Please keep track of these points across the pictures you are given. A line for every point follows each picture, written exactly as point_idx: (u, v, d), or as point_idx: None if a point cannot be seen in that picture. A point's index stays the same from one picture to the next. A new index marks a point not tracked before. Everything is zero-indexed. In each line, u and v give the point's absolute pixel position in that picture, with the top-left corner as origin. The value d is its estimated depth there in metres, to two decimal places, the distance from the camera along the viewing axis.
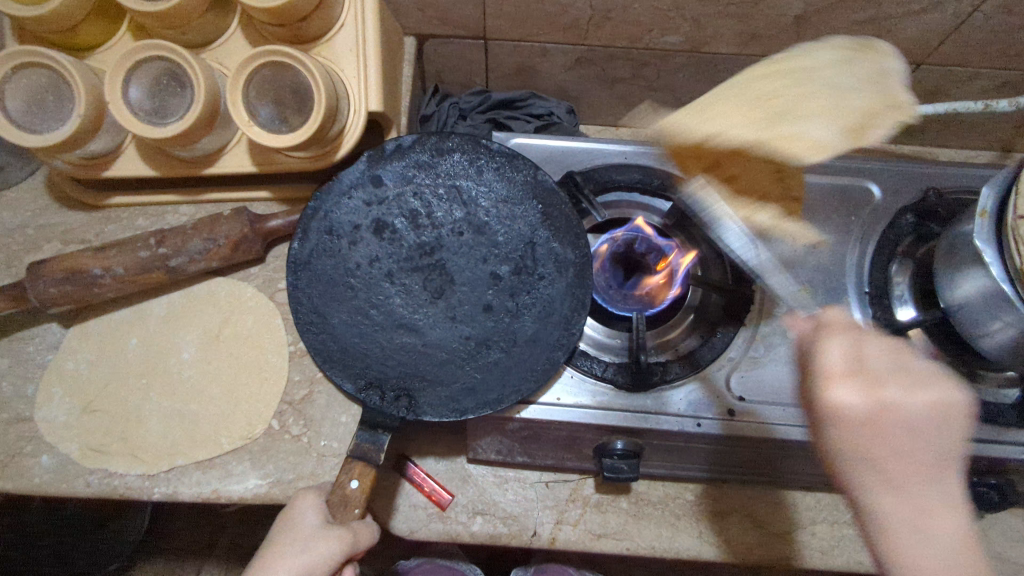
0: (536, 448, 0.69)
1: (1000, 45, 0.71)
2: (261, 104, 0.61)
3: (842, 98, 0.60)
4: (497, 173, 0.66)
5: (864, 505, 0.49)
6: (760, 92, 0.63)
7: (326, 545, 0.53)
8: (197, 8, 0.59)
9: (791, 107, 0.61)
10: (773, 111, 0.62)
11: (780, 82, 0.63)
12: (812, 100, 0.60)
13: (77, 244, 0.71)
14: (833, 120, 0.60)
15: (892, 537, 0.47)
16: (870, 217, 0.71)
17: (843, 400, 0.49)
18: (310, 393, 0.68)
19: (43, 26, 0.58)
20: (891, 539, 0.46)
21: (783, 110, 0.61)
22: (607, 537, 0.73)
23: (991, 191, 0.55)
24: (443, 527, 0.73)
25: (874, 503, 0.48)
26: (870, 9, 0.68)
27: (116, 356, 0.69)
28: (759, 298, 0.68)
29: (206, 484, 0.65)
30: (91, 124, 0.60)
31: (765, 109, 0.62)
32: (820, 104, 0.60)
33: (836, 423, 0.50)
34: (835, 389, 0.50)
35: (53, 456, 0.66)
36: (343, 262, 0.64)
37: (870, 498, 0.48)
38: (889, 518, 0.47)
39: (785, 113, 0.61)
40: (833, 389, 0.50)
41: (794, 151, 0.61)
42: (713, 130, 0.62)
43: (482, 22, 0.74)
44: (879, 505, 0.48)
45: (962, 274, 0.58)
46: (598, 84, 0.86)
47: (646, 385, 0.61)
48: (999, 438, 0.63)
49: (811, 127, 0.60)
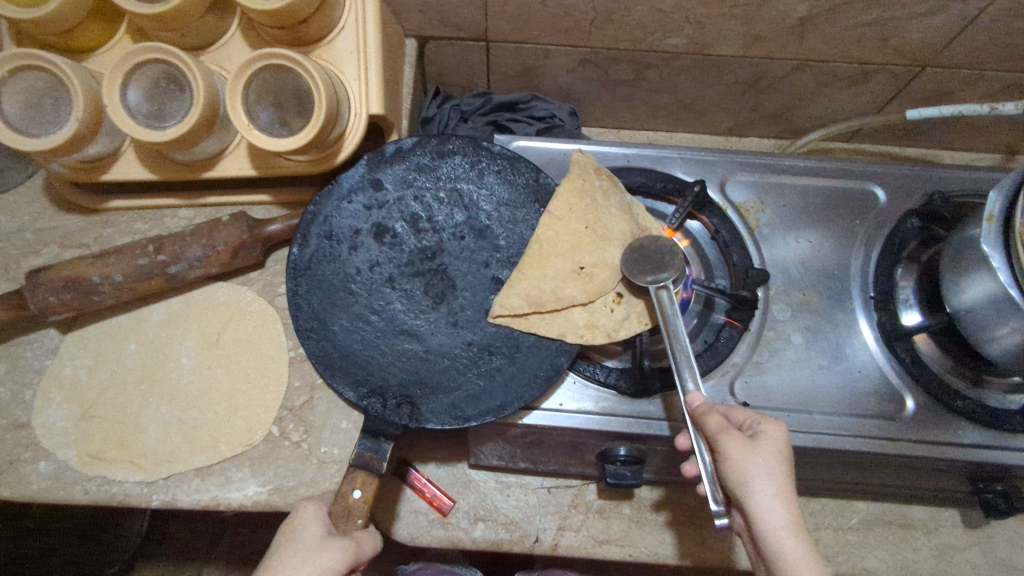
0: (538, 454, 0.69)
1: (1006, 46, 0.70)
2: (260, 108, 0.60)
3: (599, 218, 0.64)
4: (499, 176, 0.65)
5: (762, 516, 0.48)
6: (577, 230, 0.63)
7: (330, 556, 0.53)
8: (196, 10, 0.58)
9: (609, 232, 0.64)
10: (552, 243, 0.63)
11: (583, 207, 0.64)
12: (591, 224, 0.64)
13: (76, 248, 0.71)
14: (619, 216, 0.65)
15: (788, 556, 0.47)
16: (875, 221, 0.70)
17: (779, 434, 0.52)
18: (310, 399, 0.67)
19: (40, 29, 0.58)
20: (788, 548, 0.47)
21: (553, 247, 0.63)
22: (609, 543, 0.72)
23: (998, 195, 0.54)
24: (444, 533, 0.72)
25: (771, 518, 0.48)
26: (874, 12, 0.67)
27: (115, 362, 0.68)
28: (762, 302, 0.68)
29: (205, 492, 0.64)
30: (89, 128, 0.59)
31: (563, 234, 0.63)
32: (594, 232, 0.64)
33: (776, 446, 0.51)
34: (769, 426, 0.53)
35: (50, 463, 0.65)
36: (343, 267, 0.64)
37: (773, 510, 0.48)
38: (789, 530, 0.48)
39: (582, 243, 0.63)
40: (774, 425, 0.53)
41: (599, 285, 0.62)
42: (547, 294, 0.61)
43: (484, 24, 0.74)
44: (769, 515, 0.48)
45: (969, 279, 0.58)
46: (601, 86, 0.86)
47: (649, 391, 0.61)
48: (1004, 443, 0.62)
49: (596, 258, 0.63)
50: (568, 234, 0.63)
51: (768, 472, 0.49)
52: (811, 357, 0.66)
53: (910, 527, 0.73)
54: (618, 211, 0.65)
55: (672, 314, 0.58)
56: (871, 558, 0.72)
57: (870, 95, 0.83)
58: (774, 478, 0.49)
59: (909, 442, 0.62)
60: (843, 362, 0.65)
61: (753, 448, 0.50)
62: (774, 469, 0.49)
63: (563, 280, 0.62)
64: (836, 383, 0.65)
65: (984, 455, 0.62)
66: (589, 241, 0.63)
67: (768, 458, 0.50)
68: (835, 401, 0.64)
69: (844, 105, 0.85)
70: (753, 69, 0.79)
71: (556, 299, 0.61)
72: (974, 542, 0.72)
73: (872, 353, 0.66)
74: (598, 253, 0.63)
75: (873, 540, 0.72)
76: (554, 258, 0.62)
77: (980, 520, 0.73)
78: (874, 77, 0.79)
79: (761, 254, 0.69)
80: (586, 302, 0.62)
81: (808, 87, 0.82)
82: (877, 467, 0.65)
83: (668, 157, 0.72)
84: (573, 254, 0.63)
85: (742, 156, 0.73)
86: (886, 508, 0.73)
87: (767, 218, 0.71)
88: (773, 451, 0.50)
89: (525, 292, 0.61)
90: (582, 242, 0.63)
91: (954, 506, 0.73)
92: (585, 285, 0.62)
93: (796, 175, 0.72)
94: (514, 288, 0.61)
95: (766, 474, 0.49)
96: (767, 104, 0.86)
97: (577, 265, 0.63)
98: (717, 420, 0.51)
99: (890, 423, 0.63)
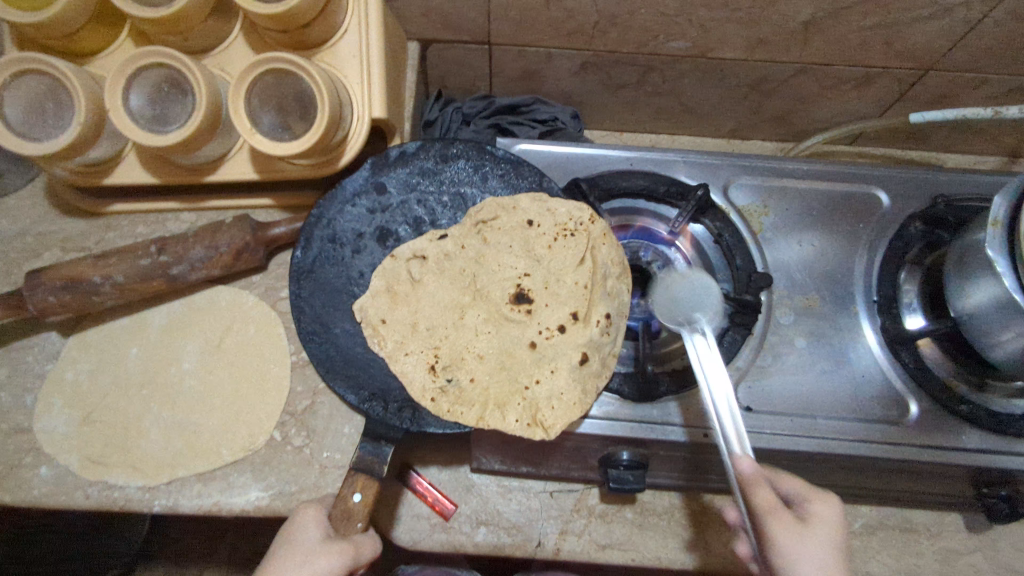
0: (541, 458, 0.69)
1: (1010, 50, 0.70)
2: (263, 112, 0.60)
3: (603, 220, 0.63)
4: (502, 180, 0.66)
5: None
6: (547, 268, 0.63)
7: (327, 559, 0.53)
8: (199, 13, 0.58)
9: (560, 267, 0.63)
10: (497, 322, 0.62)
11: (538, 256, 0.63)
12: (496, 248, 0.64)
13: (77, 252, 0.71)
14: None
15: None
16: (878, 225, 0.70)
17: (824, 512, 0.53)
18: (313, 404, 0.67)
19: (42, 32, 0.58)
20: None
21: (500, 330, 0.62)
22: (612, 547, 0.72)
23: (1003, 200, 0.54)
24: (446, 537, 0.72)
25: None
26: (878, 15, 0.67)
27: (117, 367, 0.68)
28: (765, 306, 0.68)
29: (207, 497, 0.64)
30: (91, 132, 0.59)
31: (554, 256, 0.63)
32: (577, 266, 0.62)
33: (822, 527, 0.52)
34: (815, 504, 0.54)
35: (52, 468, 0.65)
36: (395, 366, 0.61)
37: None
38: None
39: (561, 294, 0.62)
40: (827, 501, 0.54)
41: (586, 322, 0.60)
42: (538, 366, 0.60)
43: (486, 27, 0.74)
44: None
45: (972, 284, 0.58)
46: (603, 89, 0.85)
47: (652, 395, 0.60)
48: (1007, 448, 0.62)
49: (562, 314, 0.61)
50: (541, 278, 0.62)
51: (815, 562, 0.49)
52: (814, 362, 0.66)
53: (914, 532, 0.73)
54: (576, 257, 0.62)
55: (553, 351, 0.60)
56: (874, 562, 0.72)
57: (873, 98, 0.82)
58: (827, 561, 0.49)
59: (912, 447, 0.62)
60: (847, 365, 0.65)
61: (796, 532, 0.50)
62: (820, 550, 0.50)
63: (546, 351, 0.60)
64: (840, 388, 0.64)
65: (987, 461, 0.62)
66: (571, 285, 0.62)
67: (820, 541, 0.51)
68: (838, 405, 0.64)
69: (846, 108, 0.85)
70: (756, 72, 0.79)
71: (545, 370, 0.60)
72: (977, 547, 0.72)
73: (876, 357, 0.66)
74: (560, 307, 0.61)
75: (876, 544, 0.72)
76: (507, 323, 0.62)
77: (983, 524, 0.73)
78: (877, 81, 0.78)
79: (764, 257, 0.69)
80: (573, 348, 0.60)
81: (811, 90, 0.82)
82: (880, 471, 0.65)
83: (672, 161, 0.72)
84: (534, 328, 0.61)
85: (745, 160, 0.72)
86: (889, 511, 0.73)
87: (771, 222, 0.70)
88: (822, 534, 0.51)
89: (546, 398, 0.59)
90: (517, 286, 0.62)
91: (957, 511, 0.73)
92: (574, 343, 0.60)
93: (799, 178, 0.72)
94: (442, 382, 0.61)
95: (813, 557, 0.49)
96: (771, 106, 0.86)
97: (559, 325, 0.61)
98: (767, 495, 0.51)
99: (894, 428, 0.62)
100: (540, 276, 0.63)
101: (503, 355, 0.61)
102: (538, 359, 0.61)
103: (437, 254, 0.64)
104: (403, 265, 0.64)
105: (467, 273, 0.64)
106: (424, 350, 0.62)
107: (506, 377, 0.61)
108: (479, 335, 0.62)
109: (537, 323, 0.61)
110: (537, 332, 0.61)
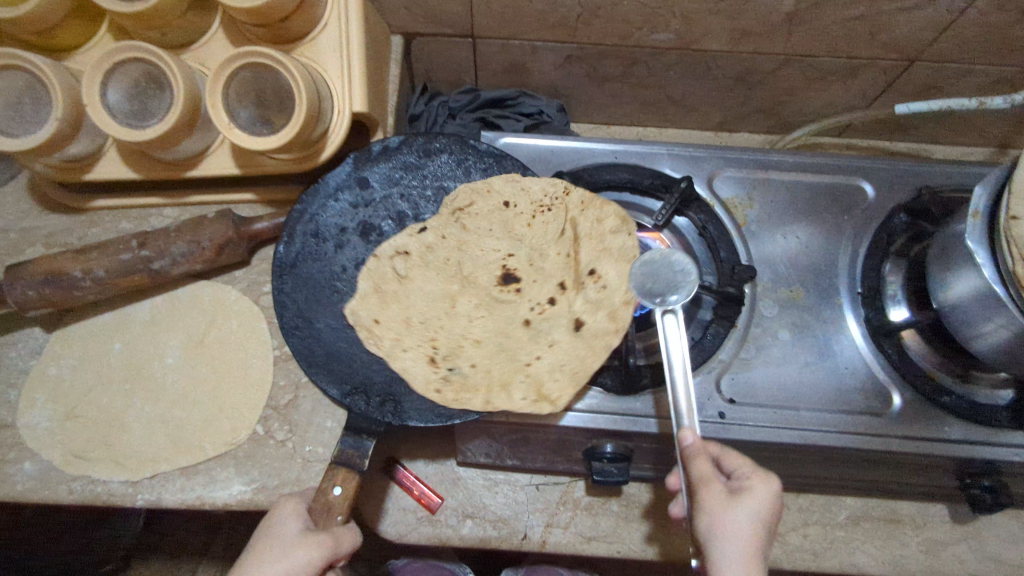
0: (525, 452, 0.68)
1: (994, 40, 0.70)
2: (242, 107, 0.60)
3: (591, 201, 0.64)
4: (485, 175, 0.65)
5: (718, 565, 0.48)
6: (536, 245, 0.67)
7: (305, 551, 0.53)
8: (176, 8, 0.58)
9: (542, 244, 0.67)
10: (490, 305, 0.65)
11: (523, 233, 0.67)
12: (476, 234, 0.67)
13: (60, 248, 0.71)
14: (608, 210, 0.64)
15: None
16: (863, 217, 0.70)
17: (758, 491, 0.51)
18: (295, 398, 0.67)
19: (19, 28, 0.57)
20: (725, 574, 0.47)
21: (495, 312, 0.65)
22: (597, 540, 0.72)
23: (983, 191, 0.54)
24: (432, 531, 0.72)
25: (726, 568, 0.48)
26: (862, 6, 0.67)
27: (100, 362, 0.68)
28: (749, 299, 0.67)
29: (190, 491, 0.64)
30: (70, 127, 0.59)
31: (539, 233, 0.66)
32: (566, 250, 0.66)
33: (747, 502, 0.50)
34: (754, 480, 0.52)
35: (35, 463, 0.65)
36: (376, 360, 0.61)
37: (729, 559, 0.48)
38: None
39: (547, 267, 0.66)
40: (764, 483, 0.52)
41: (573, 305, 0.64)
42: (522, 355, 0.63)
43: (469, 20, 0.73)
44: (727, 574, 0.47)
45: (955, 276, 0.57)
46: (589, 82, 0.85)
47: (636, 387, 0.59)
48: (993, 439, 0.62)
49: (550, 288, 0.65)
50: (530, 254, 0.67)
51: (733, 529, 0.49)
52: (798, 354, 0.66)
53: (899, 523, 0.73)
54: (557, 233, 0.66)
55: (542, 332, 0.64)
56: (859, 554, 0.72)
57: (860, 90, 0.82)
58: (745, 531, 0.49)
59: (895, 438, 0.62)
60: (831, 358, 0.65)
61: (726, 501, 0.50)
62: (744, 525, 0.49)
63: (536, 331, 0.64)
64: (823, 380, 0.64)
65: (970, 451, 0.62)
66: (556, 258, 0.66)
67: (742, 511, 0.50)
68: (821, 396, 0.64)
69: (832, 100, 0.85)
70: (741, 65, 0.78)
71: (529, 360, 0.62)
72: (962, 537, 0.72)
73: (860, 349, 0.66)
74: (548, 281, 0.66)
75: (862, 535, 0.72)
76: (499, 304, 0.65)
77: (968, 515, 0.73)
78: (863, 72, 0.78)
79: (749, 251, 0.69)
80: (556, 333, 0.63)
81: (797, 82, 0.81)
82: (866, 463, 0.65)
83: (656, 154, 0.71)
84: (525, 305, 0.65)
85: (732, 152, 0.72)
86: (874, 502, 0.74)
87: (755, 214, 0.70)
88: (750, 509, 0.50)
89: (528, 387, 0.60)
90: (503, 268, 0.66)
91: (942, 502, 0.73)
92: (566, 313, 0.64)
93: (784, 170, 0.72)
94: (433, 373, 0.62)
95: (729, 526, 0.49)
96: (756, 98, 0.86)
97: (547, 300, 0.65)
98: (704, 467, 0.52)
99: (878, 419, 0.62)
100: (528, 253, 0.67)
101: (498, 339, 0.64)
102: (534, 336, 0.64)
103: (420, 247, 0.66)
104: (387, 263, 0.65)
105: (454, 260, 0.67)
106: (422, 344, 0.64)
107: (488, 366, 0.62)
108: (473, 320, 0.65)
109: (531, 299, 0.65)
110: (532, 305, 0.65)
